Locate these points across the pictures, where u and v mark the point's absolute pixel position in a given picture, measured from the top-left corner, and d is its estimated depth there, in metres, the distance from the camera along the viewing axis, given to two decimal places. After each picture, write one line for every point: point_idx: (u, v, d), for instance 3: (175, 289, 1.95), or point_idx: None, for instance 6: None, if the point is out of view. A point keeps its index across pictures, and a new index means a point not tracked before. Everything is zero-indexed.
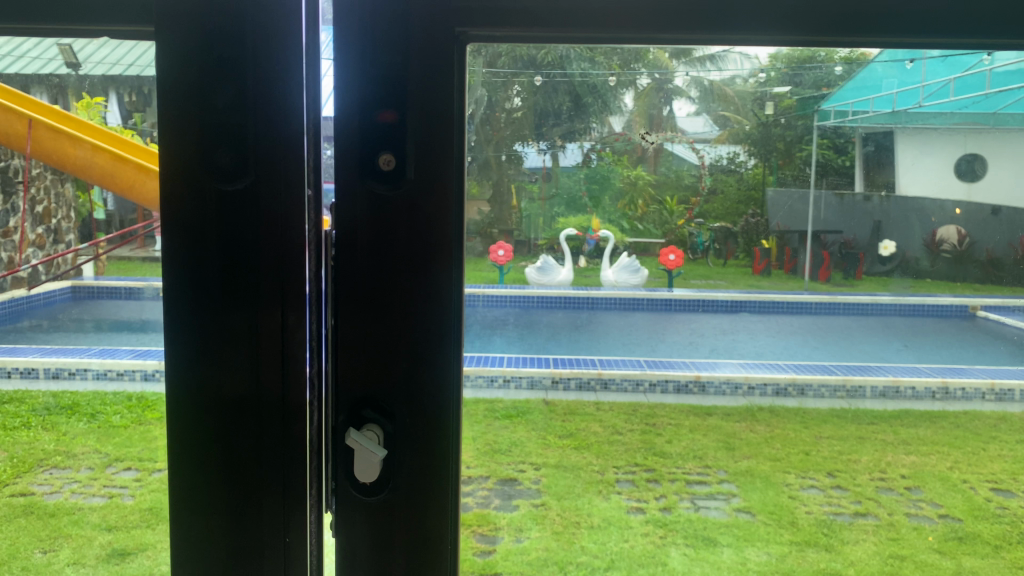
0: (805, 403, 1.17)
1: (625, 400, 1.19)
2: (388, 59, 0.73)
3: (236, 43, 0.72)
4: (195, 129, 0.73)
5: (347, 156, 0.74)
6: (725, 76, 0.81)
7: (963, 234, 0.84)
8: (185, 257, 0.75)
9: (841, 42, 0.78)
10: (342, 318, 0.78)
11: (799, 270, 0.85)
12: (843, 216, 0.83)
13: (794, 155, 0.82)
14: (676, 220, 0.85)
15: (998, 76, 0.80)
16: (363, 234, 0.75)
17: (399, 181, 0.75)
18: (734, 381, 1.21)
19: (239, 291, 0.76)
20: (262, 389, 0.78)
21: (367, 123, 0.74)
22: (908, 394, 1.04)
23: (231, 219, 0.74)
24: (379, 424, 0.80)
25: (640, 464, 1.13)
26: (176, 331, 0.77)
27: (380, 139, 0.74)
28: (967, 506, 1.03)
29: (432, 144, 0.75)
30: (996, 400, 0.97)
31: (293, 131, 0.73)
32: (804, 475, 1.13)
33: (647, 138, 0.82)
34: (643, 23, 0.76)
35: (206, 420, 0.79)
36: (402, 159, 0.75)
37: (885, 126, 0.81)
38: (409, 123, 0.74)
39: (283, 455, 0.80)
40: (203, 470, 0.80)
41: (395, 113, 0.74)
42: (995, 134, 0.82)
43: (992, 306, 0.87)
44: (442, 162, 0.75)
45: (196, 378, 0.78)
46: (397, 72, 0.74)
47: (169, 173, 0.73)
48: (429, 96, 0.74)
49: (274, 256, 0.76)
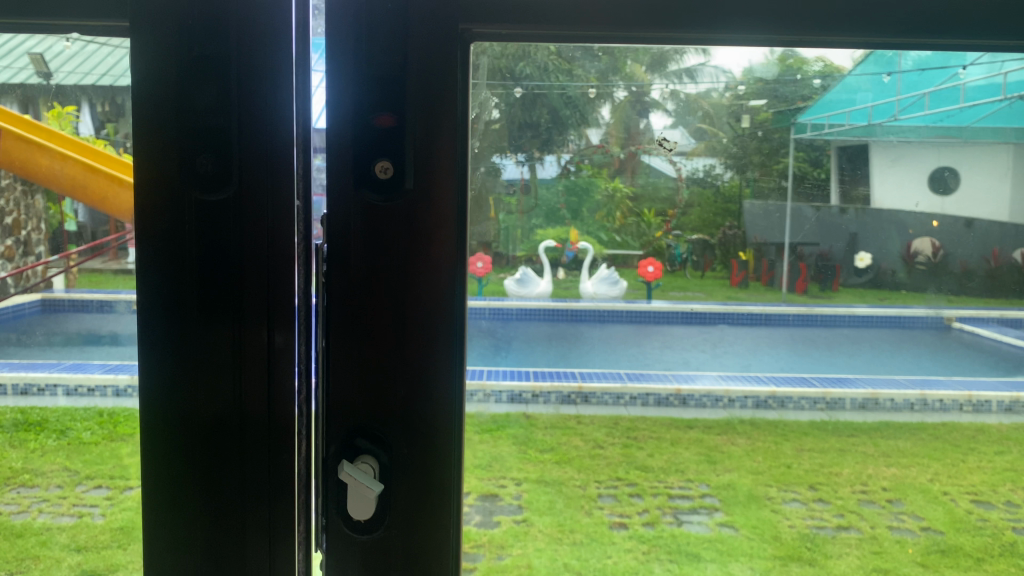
0: (784, 416, 1.13)
1: (606, 414, 1.12)
2: (382, 68, 0.73)
3: (221, 55, 0.71)
4: (175, 138, 0.72)
5: (340, 166, 0.73)
6: (700, 88, 0.81)
7: (937, 247, 0.86)
8: (164, 274, 0.74)
9: (807, 41, 0.77)
10: (334, 340, 0.77)
11: (776, 281, 0.86)
12: (821, 230, 0.85)
13: (771, 168, 0.83)
14: (653, 232, 0.86)
15: (971, 91, 0.82)
16: (357, 256, 0.75)
17: (397, 194, 0.74)
18: (715, 393, 1.14)
19: (220, 312, 0.75)
20: (245, 409, 0.77)
21: (361, 128, 0.73)
22: (887, 406, 1.05)
23: (214, 234, 0.74)
24: (374, 455, 0.79)
25: (621, 478, 1.13)
26: (152, 349, 0.76)
27: (378, 146, 0.73)
28: (948, 519, 1.06)
29: (431, 153, 0.74)
30: (974, 412, 0.98)
31: (283, 143, 0.73)
32: (786, 488, 1.17)
33: (664, 143, 0.82)
34: (611, 21, 0.75)
35: (183, 443, 0.77)
36: (400, 169, 0.74)
37: (858, 139, 0.82)
38: (405, 127, 0.73)
39: (270, 479, 0.79)
40: (182, 499, 0.79)
41: (392, 117, 0.73)
42: (971, 148, 0.82)
43: (966, 318, 0.89)
44: (441, 175, 0.75)
45: (174, 398, 0.77)
46: (393, 80, 0.73)
47: (149, 183, 0.73)
48: (428, 98, 0.73)
49: (260, 276, 0.75)
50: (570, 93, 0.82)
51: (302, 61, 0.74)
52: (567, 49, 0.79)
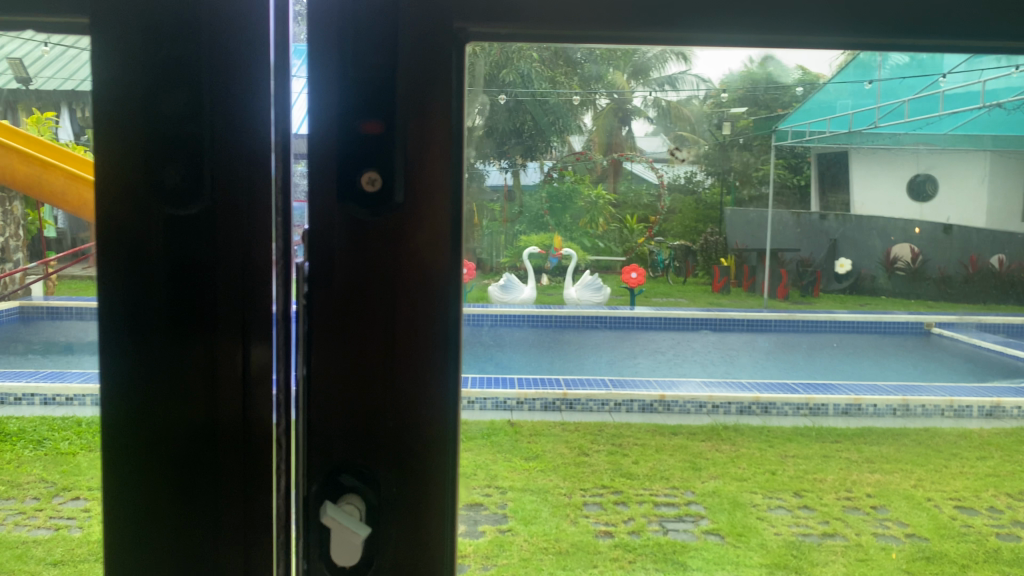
0: (767, 422, 1.26)
1: (593, 420, 1.19)
2: (365, 75, 0.72)
3: (191, 58, 0.72)
4: (144, 142, 0.72)
5: (324, 180, 0.74)
6: (681, 96, 0.82)
7: (916, 252, 0.87)
8: (132, 284, 0.74)
9: (788, 41, 0.77)
10: (315, 367, 0.78)
11: (757, 288, 0.88)
12: (800, 237, 0.86)
13: (751, 175, 0.83)
14: (635, 238, 0.86)
15: (948, 99, 0.83)
16: (341, 286, 0.76)
17: (388, 206, 0.74)
18: (697, 400, 1.28)
19: (191, 324, 0.75)
20: (218, 419, 0.77)
21: (349, 135, 0.73)
22: (868, 411, 1.18)
23: (185, 245, 0.73)
24: (358, 494, 0.80)
25: (607, 486, 1.10)
26: (121, 364, 0.75)
27: (368, 153, 0.73)
28: (933, 525, 1.03)
29: (422, 163, 0.75)
30: (955, 416, 1.05)
31: (262, 152, 0.74)
32: (771, 494, 1.10)
33: (677, 154, 0.83)
34: (581, 19, 0.76)
35: (151, 454, 0.77)
36: (388, 179, 0.74)
37: (839, 147, 0.84)
38: (394, 134, 0.73)
39: (246, 493, 0.79)
40: (149, 512, 0.78)
41: (380, 123, 0.73)
42: (947, 155, 0.82)
43: (946, 323, 0.94)
44: (436, 194, 0.75)
45: (143, 416, 0.76)
46: (382, 87, 0.73)
47: (116, 193, 0.73)
48: (418, 98, 0.74)
49: (235, 291, 0.75)
50: (548, 100, 0.83)
51: (282, 68, 0.74)
52: (557, 51, 0.80)
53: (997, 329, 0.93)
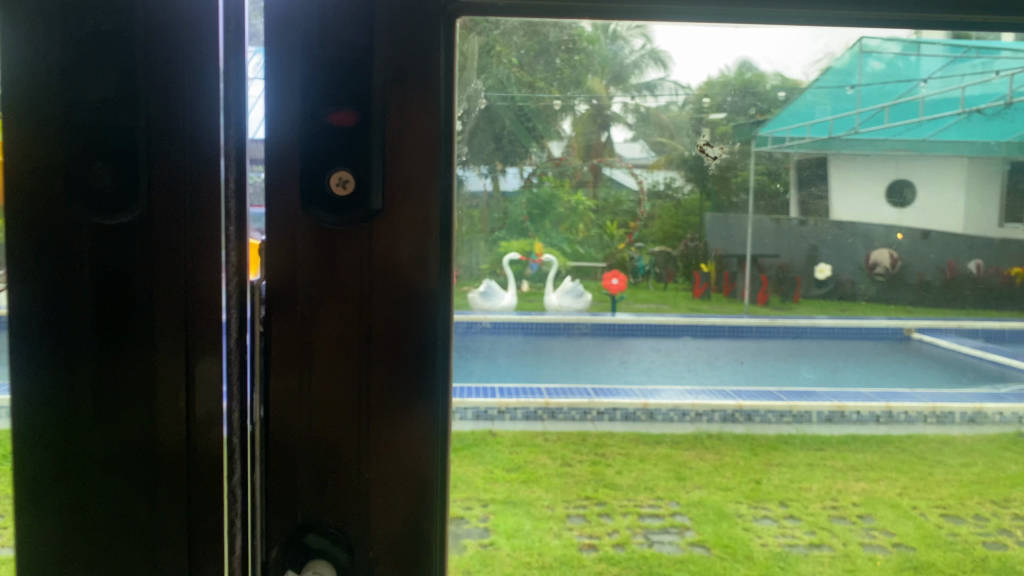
0: (751, 430, 1.14)
1: (572, 429, 1.16)
2: (335, 66, 0.71)
3: (124, 41, 0.67)
4: (65, 133, 0.66)
5: (293, 179, 0.71)
6: (659, 103, 0.81)
7: (895, 258, 0.87)
8: (59, 296, 0.69)
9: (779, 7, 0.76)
10: (274, 405, 0.76)
11: (738, 294, 0.87)
12: (779, 241, 0.85)
13: (729, 181, 0.83)
14: (616, 245, 0.86)
15: (927, 106, 0.84)
16: (307, 305, 0.74)
17: (363, 212, 0.73)
18: (681, 408, 1.07)
19: (127, 336, 0.71)
20: (157, 439, 0.73)
21: (320, 126, 0.70)
22: (852, 419, 1.09)
23: (121, 251, 0.69)
24: (328, 558, 0.77)
25: (589, 497, 1.13)
26: (43, 379, 0.70)
27: (339, 149, 0.71)
28: (919, 534, 1.11)
29: (399, 159, 0.74)
30: (937, 422, 1.06)
31: (211, 155, 0.70)
32: (756, 505, 1.18)
33: (709, 150, 0.82)
34: None
35: (79, 475, 0.72)
36: (361, 176, 0.72)
37: (817, 152, 0.83)
38: (368, 123, 0.71)
39: (189, 518, 0.75)
40: (78, 537, 0.73)
41: (352, 113, 0.71)
42: (925, 159, 0.83)
43: (925, 329, 0.91)
44: (412, 206, 0.74)
45: (75, 439, 0.72)
46: (354, 81, 0.71)
47: (35, 193, 0.67)
48: (396, 84, 0.72)
49: (178, 301, 0.71)
50: (523, 107, 0.82)
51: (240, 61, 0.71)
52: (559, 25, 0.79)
53: (976, 334, 0.90)
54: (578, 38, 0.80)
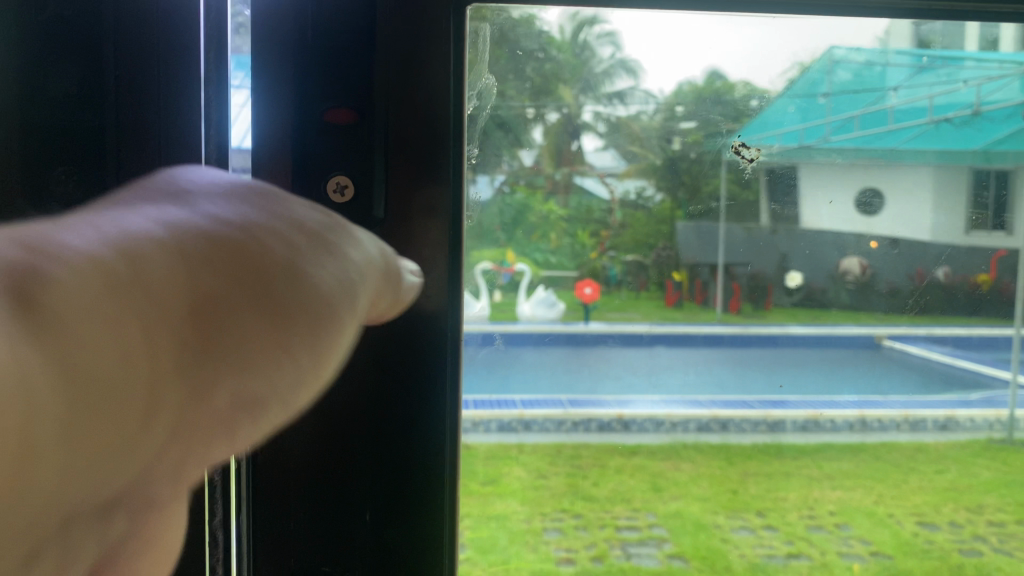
0: (727, 439, 1.09)
1: (547, 442, 1.05)
2: (335, 51, 0.72)
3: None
4: (29, 86, 0.68)
5: (286, 165, 0.72)
6: (630, 111, 0.81)
7: (865, 267, 0.86)
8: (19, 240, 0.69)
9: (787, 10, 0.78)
10: None
11: (709, 301, 0.92)
12: (751, 251, 0.86)
13: (701, 189, 0.83)
14: (589, 254, 0.87)
15: (899, 114, 0.85)
16: None
17: (366, 217, 0.72)
18: (657, 418, 1.05)
19: None
20: None
21: (318, 124, 0.71)
22: (827, 427, 1.06)
23: None
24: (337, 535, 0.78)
25: (567, 510, 1.06)
26: None
27: (340, 145, 0.72)
28: (896, 542, 1.12)
29: (399, 153, 0.74)
30: (910, 430, 1.08)
31: (181, 126, 0.71)
32: (734, 515, 1.14)
33: (744, 152, 0.81)
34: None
35: None
36: (359, 171, 0.72)
37: (788, 160, 0.81)
38: (367, 119, 0.72)
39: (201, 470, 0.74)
40: None
41: (351, 112, 0.72)
42: (892, 168, 0.84)
43: (898, 336, 0.91)
44: (416, 195, 0.74)
45: None
46: (352, 67, 0.72)
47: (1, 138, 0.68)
48: (399, 78, 0.73)
49: None
50: (501, 114, 0.80)
51: (215, 38, 0.70)
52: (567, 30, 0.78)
53: (945, 342, 0.91)
54: (548, 47, 0.79)
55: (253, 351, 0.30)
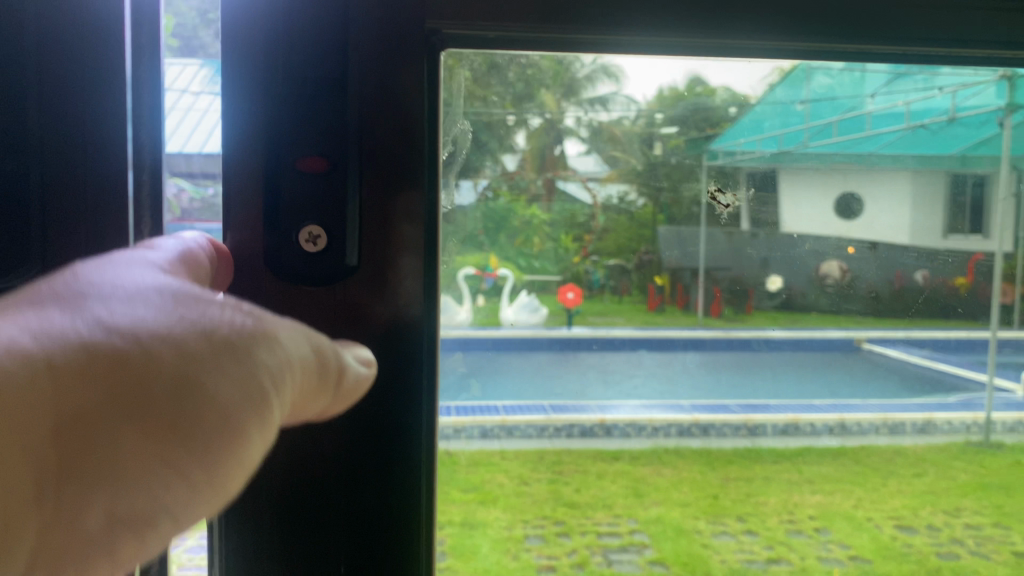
0: (708, 444, 1.22)
1: (530, 448, 1.04)
2: (303, 75, 0.57)
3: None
4: None
5: (245, 212, 0.58)
6: (612, 116, 0.83)
7: (845, 270, 0.83)
8: None
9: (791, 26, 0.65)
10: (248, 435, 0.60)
11: (690, 305, 1.01)
12: (731, 255, 0.84)
13: (683, 196, 0.84)
14: (571, 257, 0.93)
15: (875, 119, 0.86)
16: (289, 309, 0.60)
17: (337, 272, 0.59)
18: (638, 423, 1.16)
19: None
20: None
21: (284, 172, 0.57)
22: (806, 431, 1.17)
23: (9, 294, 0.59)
24: None
25: (548, 517, 1.08)
26: None
27: (308, 198, 0.57)
28: (875, 546, 1.10)
29: (381, 204, 0.60)
30: (890, 433, 1.15)
31: (113, 140, 0.60)
32: (716, 522, 1.19)
33: (723, 199, 0.77)
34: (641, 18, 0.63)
35: None
36: (334, 227, 0.58)
37: (766, 167, 0.77)
38: (342, 168, 0.58)
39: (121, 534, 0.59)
40: None
41: (323, 159, 0.57)
42: (869, 174, 0.85)
43: (875, 339, 0.97)
44: (399, 250, 0.61)
45: None
46: (323, 95, 0.58)
47: None
48: (384, 110, 0.59)
49: None
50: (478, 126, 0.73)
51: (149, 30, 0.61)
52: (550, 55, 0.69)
53: (923, 345, 0.94)
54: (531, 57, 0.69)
55: (133, 480, 0.26)
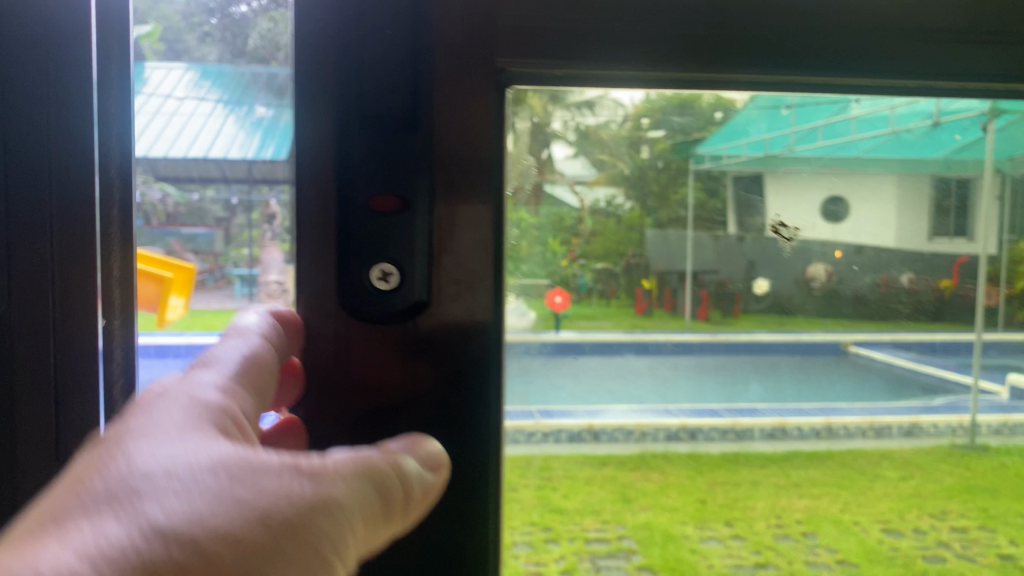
0: (695, 448, 1.26)
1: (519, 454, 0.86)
2: (372, 94, 0.59)
3: None
4: None
5: (318, 240, 0.60)
6: (598, 120, 0.80)
7: (831, 273, 0.85)
8: None
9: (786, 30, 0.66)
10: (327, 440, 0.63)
11: (677, 309, 1.05)
12: (717, 257, 0.92)
13: (669, 198, 0.95)
14: (561, 262, 0.85)
15: (862, 124, 0.81)
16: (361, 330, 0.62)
17: (406, 308, 0.61)
18: (627, 426, 1.20)
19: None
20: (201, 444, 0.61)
21: (355, 202, 0.59)
22: (794, 435, 1.25)
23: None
24: None
25: (537, 523, 0.98)
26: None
27: (381, 227, 0.59)
28: (863, 547, 1.06)
29: (451, 228, 0.62)
30: (875, 436, 1.17)
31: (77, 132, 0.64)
32: (703, 526, 1.16)
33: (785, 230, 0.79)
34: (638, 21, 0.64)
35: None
36: (405, 259, 0.60)
37: (753, 169, 0.88)
38: (412, 198, 0.60)
39: None
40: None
41: (393, 195, 0.59)
42: (855, 177, 0.87)
43: (862, 343, 1.00)
44: (471, 273, 0.63)
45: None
46: (391, 119, 0.59)
47: None
48: (456, 129, 0.61)
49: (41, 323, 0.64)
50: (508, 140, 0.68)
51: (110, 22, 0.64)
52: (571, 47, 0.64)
53: (909, 347, 0.94)
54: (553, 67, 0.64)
55: None
